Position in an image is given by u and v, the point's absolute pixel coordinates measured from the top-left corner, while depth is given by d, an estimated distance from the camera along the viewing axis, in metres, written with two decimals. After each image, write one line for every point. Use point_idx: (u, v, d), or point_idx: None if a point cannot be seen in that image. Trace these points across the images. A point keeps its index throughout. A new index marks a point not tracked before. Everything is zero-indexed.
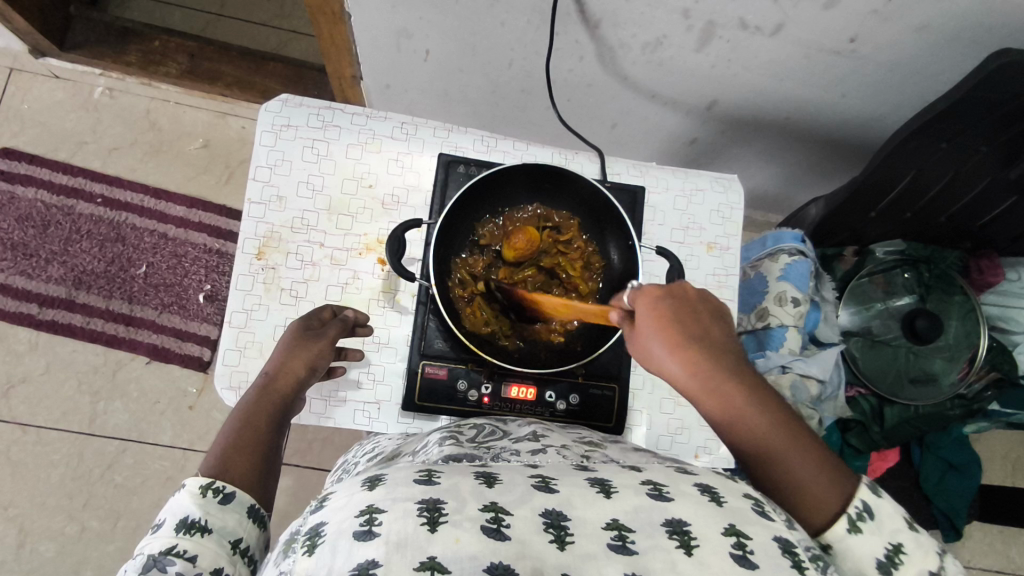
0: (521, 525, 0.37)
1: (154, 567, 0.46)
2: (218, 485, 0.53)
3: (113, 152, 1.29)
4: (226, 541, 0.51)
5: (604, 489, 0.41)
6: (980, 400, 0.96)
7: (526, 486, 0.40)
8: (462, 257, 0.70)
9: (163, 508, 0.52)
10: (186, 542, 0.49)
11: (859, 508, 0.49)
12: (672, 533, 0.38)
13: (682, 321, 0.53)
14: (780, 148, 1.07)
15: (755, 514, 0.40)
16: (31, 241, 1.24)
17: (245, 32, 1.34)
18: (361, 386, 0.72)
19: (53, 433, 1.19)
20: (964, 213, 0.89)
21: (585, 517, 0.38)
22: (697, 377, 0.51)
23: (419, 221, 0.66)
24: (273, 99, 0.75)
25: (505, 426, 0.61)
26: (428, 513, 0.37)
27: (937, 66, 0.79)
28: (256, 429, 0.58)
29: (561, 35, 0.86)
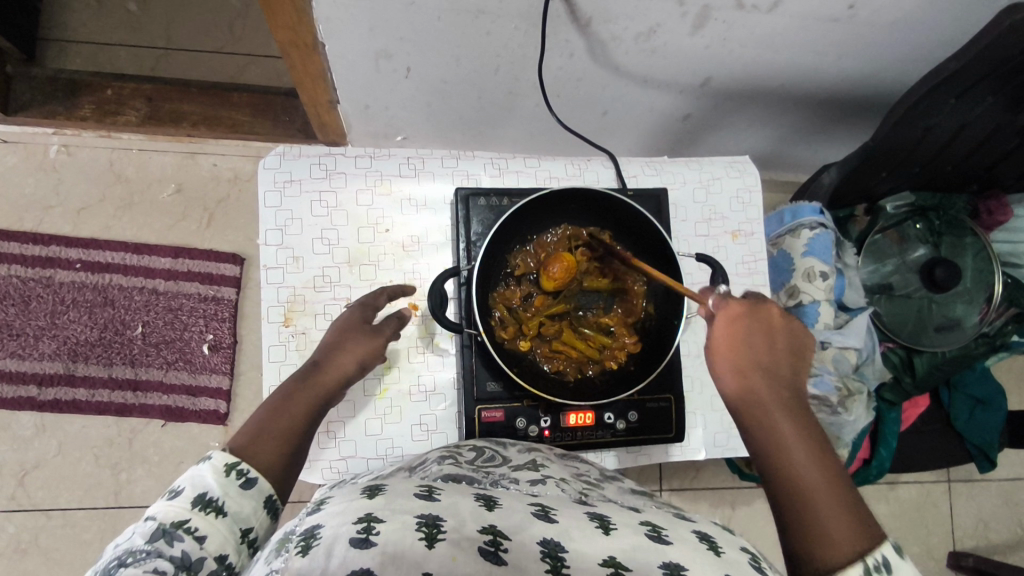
0: (517, 551, 0.41)
1: (162, 538, 0.47)
2: (242, 467, 0.54)
3: (83, 213, 1.22)
4: (238, 527, 0.52)
5: (604, 526, 0.46)
6: (1002, 335, 0.98)
7: (527, 515, 0.45)
8: (499, 293, 0.67)
9: (182, 476, 0.53)
10: (198, 519, 0.50)
11: (878, 563, 0.47)
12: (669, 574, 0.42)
13: (748, 340, 0.60)
14: (773, 113, 1.06)
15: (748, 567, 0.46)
16: (15, 320, 1.18)
17: (197, 63, 1.27)
18: (415, 439, 0.71)
19: (80, 512, 1.16)
20: (970, 160, 0.90)
21: (582, 550, 0.42)
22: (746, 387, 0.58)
23: (456, 270, 0.65)
24: (269, 155, 0.71)
25: (503, 451, 0.61)
26: (427, 529, 0.40)
27: (937, 19, 0.77)
28: (292, 417, 0.60)
29: (551, 36, 0.83)
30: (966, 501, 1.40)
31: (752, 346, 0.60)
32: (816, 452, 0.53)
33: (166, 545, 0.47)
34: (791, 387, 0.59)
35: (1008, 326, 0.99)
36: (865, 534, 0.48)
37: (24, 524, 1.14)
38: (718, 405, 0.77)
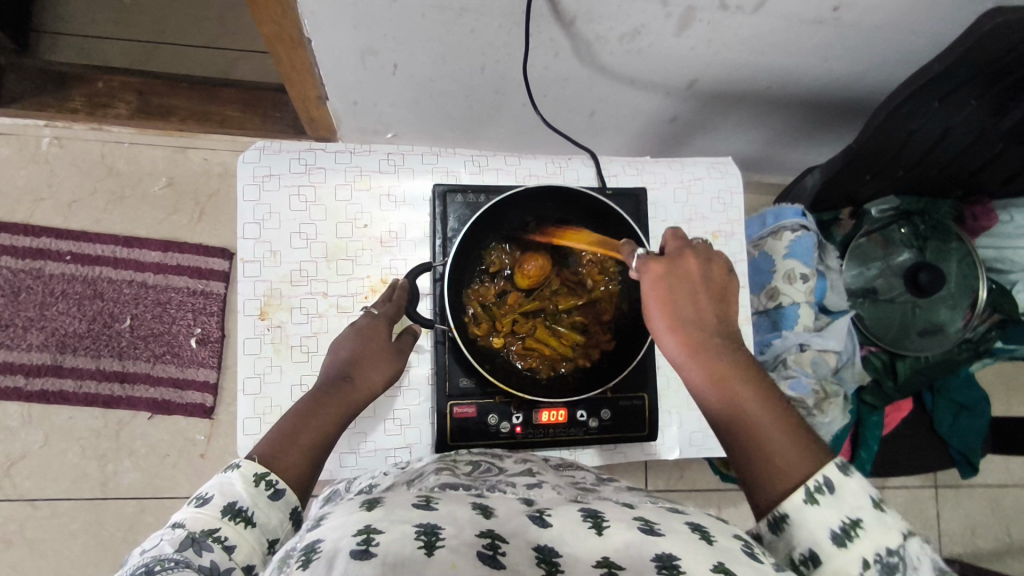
0: (516, 555, 0.40)
1: (191, 547, 0.48)
2: (271, 477, 0.55)
3: (74, 206, 1.22)
4: (265, 539, 0.52)
5: (596, 524, 0.44)
6: (986, 341, 1.00)
7: (523, 518, 0.44)
8: (473, 288, 0.68)
9: (210, 481, 0.54)
10: (228, 529, 0.50)
11: (819, 482, 0.52)
12: (661, 567, 0.41)
13: (679, 298, 0.61)
14: (760, 116, 1.06)
15: (742, 555, 0.45)
16: (4, 311, 1.18)
17: (190, 58, 1.28)
18: (390, 433, 0.71)
19: (66, 504, 1.15)
20: (956, 165, 0.90)
21: (579, 554, 0.41)
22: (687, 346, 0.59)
23: (429, 265, 0.67)
24: (248, 149, 0.71)
25: (499, 462, 0.62)
26: (425, 537, 0.39)
27: (922, 23, 0.77)
28: (323, 424, 0.61)
29: (535, 35, 0.83)
30: (953, 507, 1.39)
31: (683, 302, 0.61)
32: (757, 393, 0.57)
33: (194, 555, 0.47)
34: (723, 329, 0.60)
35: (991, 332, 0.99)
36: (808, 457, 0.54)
37: (10, 515, 1.14)
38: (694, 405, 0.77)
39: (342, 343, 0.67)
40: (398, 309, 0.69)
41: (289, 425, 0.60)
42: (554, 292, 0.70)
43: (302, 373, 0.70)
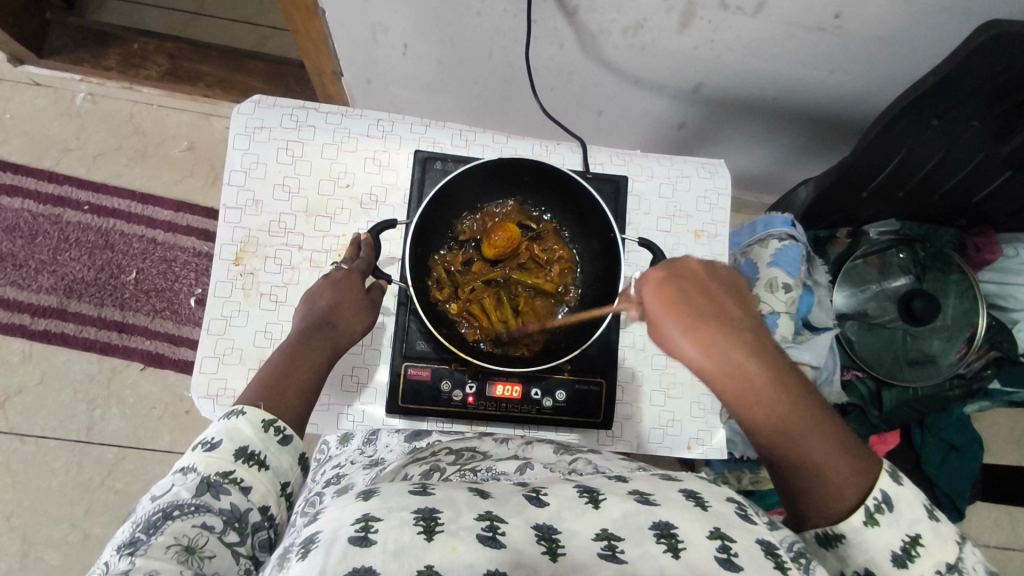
0: (516, 535, 0.37)
1: (207, 492, 0.48)
2: (280, 425, 0.54)
3: (98, 158, 1.28)
4: (277, 482, 0.52)
5: (592, 498, 0.41)
6: (979, 378, 0.99)
7: (518, 498, 0.41)
8: (440, 255, 0.70)
9: (216, 425, 0.52)
10: (242, 471, 0.50)
11: (877, 500, 0.48)
12: (660, 537, 0.38)
13: (701, 308, 0.53)
14: (768, 129, 1.05)
15: (738, 518, 0.40)
16: (21, 251, 1.24)
17: (224, 30, 1.34)
18: (344, 388, 0.71)
19: (52, 442, 1.19)
20: (958, 188, 0.88)
21: (576, 528, 0.38)
22: (718, 364, 0.51)
23: (393, 222, 0.69)
24: (244, 101, 0.74)
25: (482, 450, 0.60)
26: (424, 522, 0.36)
27: (927, 38, 0.76)
28: (311, 364, 0.60)
29: (539, 23, 0.82)
30: None
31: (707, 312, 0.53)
32: (799, 404, 0.50)
33: (212, 500, 0.48)
34: (754, 337, 0.53)
35: (986, 371, 0.99)
36: (861, 471, 0.48)
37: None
38: (657, 400, 0.76)
39: (317, 301, 0.64)
40: (370, 266, 0.68)
41: (278, 372, 0.58)
42: (518, 264, 0.71)
43: (267, 320, 0.71)
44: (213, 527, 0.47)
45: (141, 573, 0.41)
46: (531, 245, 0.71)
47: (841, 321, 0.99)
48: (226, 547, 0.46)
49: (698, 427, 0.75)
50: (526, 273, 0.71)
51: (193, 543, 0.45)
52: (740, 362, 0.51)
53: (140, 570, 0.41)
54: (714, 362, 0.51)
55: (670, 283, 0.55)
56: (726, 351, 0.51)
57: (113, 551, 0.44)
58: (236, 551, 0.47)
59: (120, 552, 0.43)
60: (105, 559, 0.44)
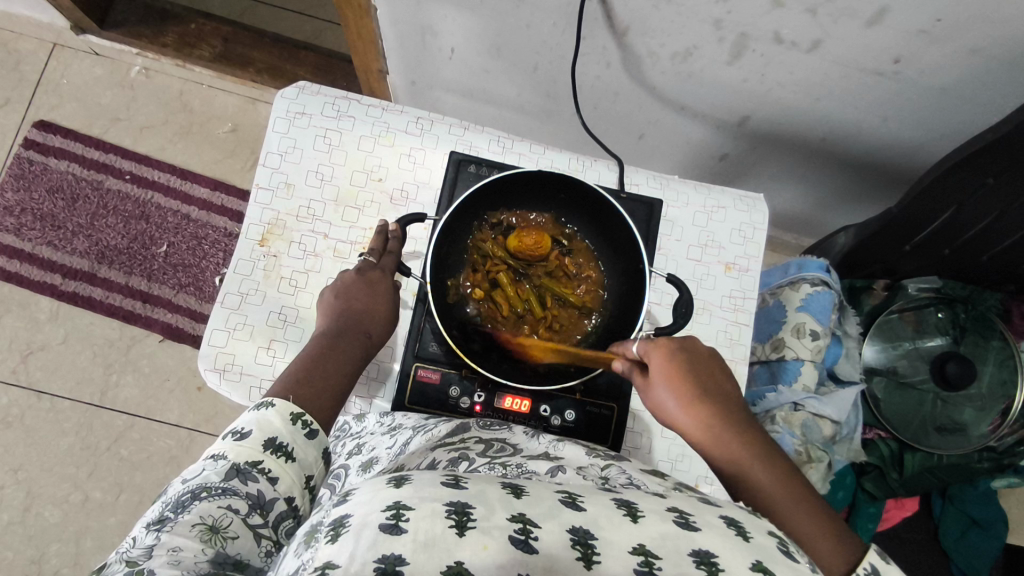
0: (549, 540, 0.36)
1: (236, 477, 0.47)
2: (307, 418, 0.53)
3: (145, 131, 1.31)
4: (302, 474, 0.50)
5: (630, 512, 0.39)
6: (1011, 454, 0.95)
7: (554, 500, 0.39)
8: (471, 247, 0.70)
9: (248, 414, 0.51)
10: (271, 462, 0.49)
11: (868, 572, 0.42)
12: (700, 563, 0.35)
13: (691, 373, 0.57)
14: (812, 169, 1.02)
15: (781, 554, 0.38)
16: (60, 213, 1.27)
17: (280, 19, 1.36)
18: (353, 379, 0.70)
19: (66, 402, 1.21)
20: (1008, 254, 0.84)
21: (612, 538, 0.36)
22: (699, 424, 0.54)
23: (422, 215, 0.68)
24: (289, 86, 0.76)
25: (514, 445, 0.58)
26: (456, 516, 0.35)
27: (989, 92, 0.73)
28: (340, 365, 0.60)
29: (587, 40, 0.81)
30: None
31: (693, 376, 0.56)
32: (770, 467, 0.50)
33: (240, 485, 0.47)
34: (738, 412, 0.55)
35: (1018, 446, 0.95)
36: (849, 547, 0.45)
37: (15, 400, 1.20)
38: (668, 432, 0.73)
39: (353, 299, 0.64)
40: (397, 262, 0.68)
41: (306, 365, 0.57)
42: (545, 270, 0.71)
43: (283, 303, 0.71)
44: (238, 510, 0.45)
45: (166, 549, 0.40)
46: (560, 257, 0.71)
47: (869, 376, 0.96)
48: (249, 530, 0.45)
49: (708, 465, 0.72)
50: (554, 282, 0.71)
51: (217, 524, 0.44)
52: (716, 424, 0.54)
53: (163, 548, 0.40)
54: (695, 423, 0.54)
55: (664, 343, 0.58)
56: (707, 416, 0.54)
57: (143, 527, 0.44)
58: (259, 534, 0.46)
59: (149, 527, 0.43)
60: (134, 534, 0.43)
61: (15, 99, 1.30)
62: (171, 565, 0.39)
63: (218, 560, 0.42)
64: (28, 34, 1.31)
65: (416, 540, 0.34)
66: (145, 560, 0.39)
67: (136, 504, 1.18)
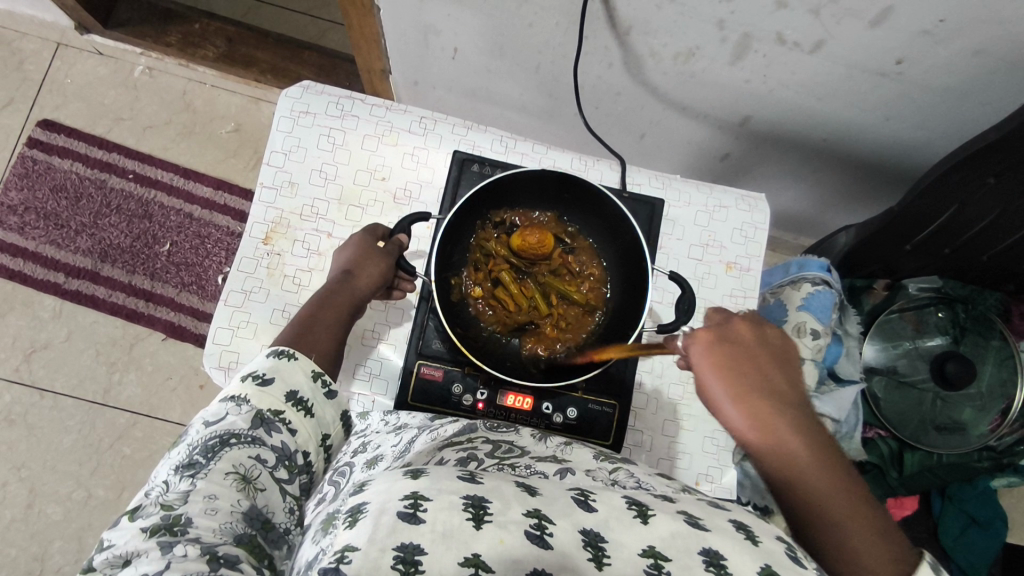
0: (563, 537, 0.36)
1: (261, 426, 0.49)
2: (326, 378, 0.55)
3: (148, 131, 1.32)
4: (319, 430, 0.53)
5: (641, 513, 0.39)
6: (1010, 453, 0.95)
7: (567, 498, 0.39)
8: (473, 246, 0.70)
9: (266, 360, 0.53)
10: (290, 414, 0.51)
11: None
12: (708, 564, 0.36)
13: (744, 366, 0.54)
14: (812, 169, 1.03)
15: (788, 557, 0.38)
16: (64, 212, 1.27)
17: (283, 18, 1.37)
18: (357, 376, 0.70)
19: (69, 400, 1.21)
20: (1007, 254, 0.85)
21: (623, 540, 0.37)
22: (754, 421, 0.52)
23: (426, 215, 0.67)
24: (293, 85, 0.76)
25: (521, 445, 0.58)
26: (473, 509, 0.36)
27: (992, 92, 0.73)
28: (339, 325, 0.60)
29: (590, 40, 0.81)
30: None
31: (745, 369, 0.54)
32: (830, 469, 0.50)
33: (265, 435, 0.49)
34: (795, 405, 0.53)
35: (1018, 446, 0.95)
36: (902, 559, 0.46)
37: (19, 398, 1.20)
38: (669, 430, 0.73)
39: (363, 266, 0.64)
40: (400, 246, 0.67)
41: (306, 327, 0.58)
42: (549, 268, 0.71)
43: (286, 301, 0.71)
44: (265, 461, 0.47)
45: (201, 496, 0.42)
46: (563, 254, 0.72)
47: (868, 375, 0.97)
48: (275, 483, 0.47)
49: (709, 463, 0.72)
50: (558, 279, 0.71)
51: (248, 474, 0.46)
52: (774, 420, 0.51)
53: (199, 494, 0.43)
54: (749, 419, 0.52)
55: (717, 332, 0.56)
56: (764, 410, 0.52)
57: (172, 471, 0.45)
58: (284, 488, 0.48)
59: (181, 473, 0.44)
60: (163, 478, 0.45)
61: (19, 98, 1.30)
62: (208, 514, 0.42)
63: (249, 515, 0.44)
64: (31, 33, 1.31)
65: (434, 530, 0.34)
66: (181, 505, 0.41)
67: None
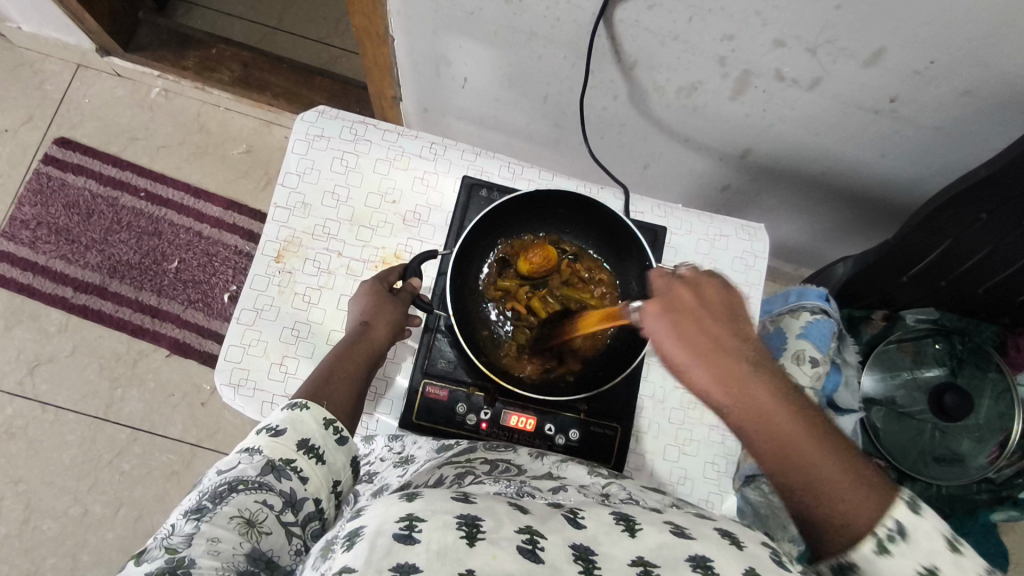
0: (554, 551, 0.37)
1: (271, 473, 0.49)
2: (338, 425, 0.54)
3: (162, 151, 1.35)
4: (330, 478, 0.52)
5: (628, 527, 0.41)
6: (1010, 486, 0.98)
7: (557, 517, 0.41)
8: (481, 271, 0.73)
9: (281, 412, 0.53)
10: (302, 462, 0.51)
11: (891, 529, 0.42)
12: (696, 566, 0.37)
13: (692, 326, 0.49)
14: (812, 202, 1.05)
15: (773, 563, 0.39)
16: (75, 228, 1.30)
17: (299, 46, 1.41)
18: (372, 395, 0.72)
19: (71, 415, 1.22)
20: (1004, 286, 0.86)
21: (611, 553, 0.38)
22: (719, 384, 0.46)
23: (436, 254, 0.69)
24: (309, 110, 0.79)
25: (518, 464, 0.60)
26: (466, 528, 0.37)
27: (983, 131, 0.76)
28: (353, 374, 0.60)
29: (595, 73, 0.84)
30: None
31: (692, 328, 0.48)
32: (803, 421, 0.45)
33: (274, 481, 0.49)
34: (762, 357, 0.48)
35: (1017, 479, 0.98)
36: (882, 498, 0.43)
37: (20, 411, 1.21)
38: (671, 456, 0.74)
39: (378, 314, 0.65)
40: (414, 295, 0.68)
41: (322, 376, 0.58)
42: (561, 281, 0.72)
43: (296, 318, 0.73)
44: (273, 506, 0.47)
45: (205, 539, 0.43)
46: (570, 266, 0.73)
47: (868, 406, 0.98)
48: (282, 528, 0.47)
49: (709, 489, 0.73)
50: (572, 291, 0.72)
51: (253, 517, 0.46)
52: (742, 381, 0.46)
53: (203, 536, 0.43)
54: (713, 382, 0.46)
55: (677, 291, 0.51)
56: (732, 367, 0.46)
57: (180, 514, 0.45)
58: (290, 532, 0.48)
59: (187, 516, 0.45)
60: (172, 521, 0.45)
61: (37, 117, 1.33)
62: (210, 555, 0.42)
63: (253, 556, 0.44)
64: (53, 55, 1.35)
65: (429, 549, 0.35)
66: (185, 547, 0.42)
67: (135, 519, 1.18)
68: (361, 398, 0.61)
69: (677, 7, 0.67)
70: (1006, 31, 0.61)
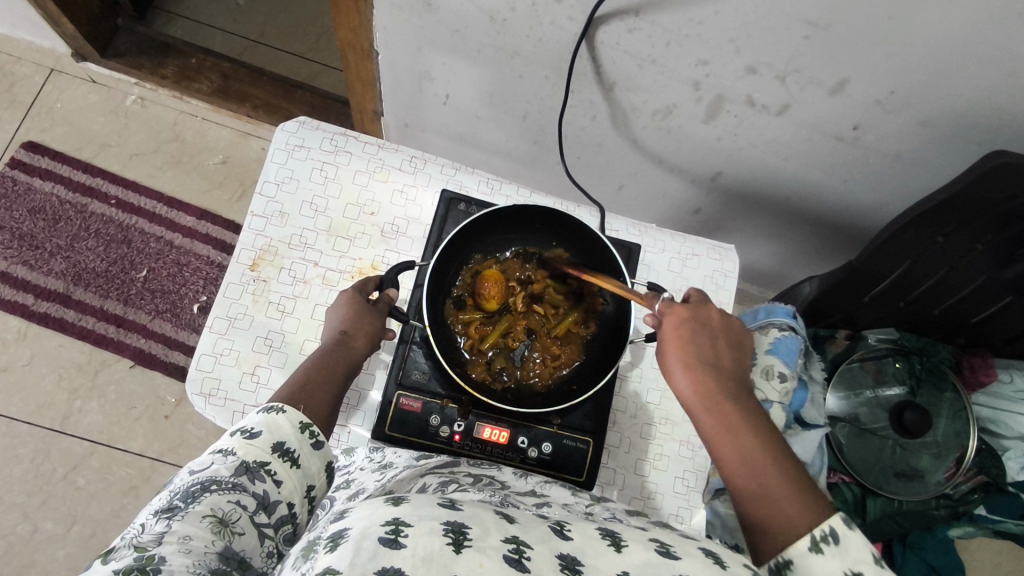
0: (541, 562, 0.37)
1: (245, 474, 0.48)
2: (314, 429, 0.54)
3: (134, 158, 1.33)
4: (305, 483, 0.51)
5: (615, 543, 0.41)
6: (966, 502, 1.04)
7: (544, 528, 0.41)
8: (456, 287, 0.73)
9: (257, 416, 0.52)
10: (277, 465, 0.50)
11: (825, 533, 0.47)
12: None
13: (699, 340, 0.60)
14: (779, 226, 1.09)
15: None
16: (39, 233, 1.26)
17: (279, 59, 1.42)
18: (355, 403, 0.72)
19: (24, 427, 1.17)
20: (959, 308, 0.91)
21: (598, 565, 0.38)
22: (701, 389, 0.57)
23: (413, 265, 0.70)
24: (290, 120, 0.79)
25: (501, 480, 0.60)
26: (453, 535, 0.36)
27: (938, 160, 0.81)
28: (331, 380, 0.60)
29: (575, 93, 0.87)
30: None
31: (699, 342, 0.60)
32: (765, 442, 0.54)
33: (248, 483, 0.48)
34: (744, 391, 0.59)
35: (972, 494, 1.04)
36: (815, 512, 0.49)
37: None
38: (641, 470, 0.75)
39: (357, 326, 0.65)
40: (391, 306, 0.68)
41: (300, 382, 0.58)
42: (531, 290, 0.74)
43: (269, 328, 0.72)
44: (246, 507, 0.47)
45: (176, 537, 0.42)
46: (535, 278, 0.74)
47: (833, 422, 1.01)
48: (254, 528, 0.46)
49: (679, 503, 0.74)
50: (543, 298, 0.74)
51: (226, 517, 0.45)
52: (718, 391, 0.57)
53: (174, 536, 0.42)
54: (697, 388, 0.58)
55: (676, 313, 0.62)
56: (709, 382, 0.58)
57: (150, 514, 0.44)
58: (263, 534, 0.47)
59: (158, 515, 0.44)
60: (142, 520, 0.44)
61: (5, 120, 1.31)
62: (182, 553, 0.41)
63: (225, 554, 0.43)
64: (26, 57, 1.33)
65: (415, 555, 0.34)
66: (155, 545, 0.40)
67: (88, 536, 1.13)
68: (337, 405, 0.60)
69: (656, 32, 0.71)
70: (957, 67, 0.65)
